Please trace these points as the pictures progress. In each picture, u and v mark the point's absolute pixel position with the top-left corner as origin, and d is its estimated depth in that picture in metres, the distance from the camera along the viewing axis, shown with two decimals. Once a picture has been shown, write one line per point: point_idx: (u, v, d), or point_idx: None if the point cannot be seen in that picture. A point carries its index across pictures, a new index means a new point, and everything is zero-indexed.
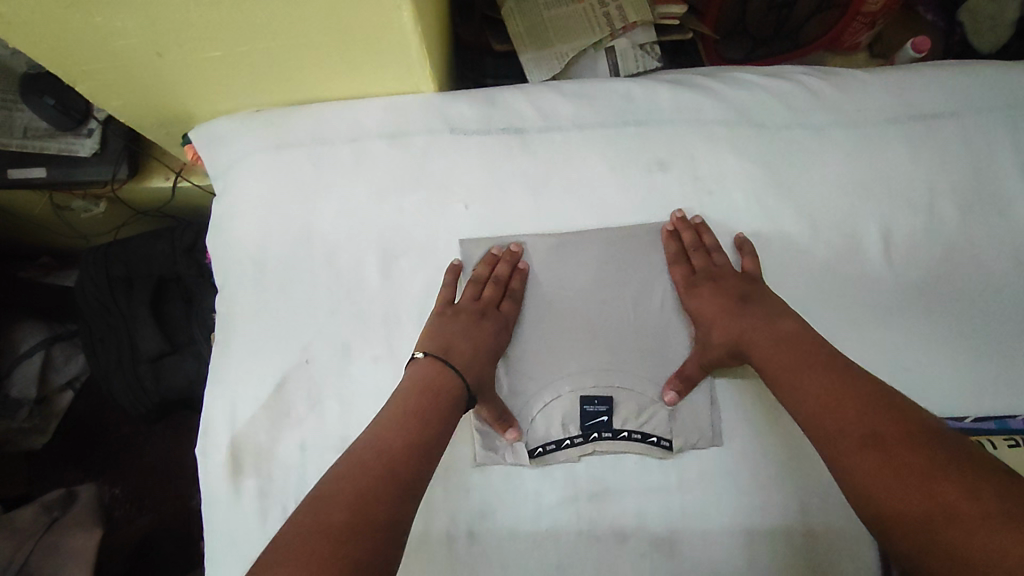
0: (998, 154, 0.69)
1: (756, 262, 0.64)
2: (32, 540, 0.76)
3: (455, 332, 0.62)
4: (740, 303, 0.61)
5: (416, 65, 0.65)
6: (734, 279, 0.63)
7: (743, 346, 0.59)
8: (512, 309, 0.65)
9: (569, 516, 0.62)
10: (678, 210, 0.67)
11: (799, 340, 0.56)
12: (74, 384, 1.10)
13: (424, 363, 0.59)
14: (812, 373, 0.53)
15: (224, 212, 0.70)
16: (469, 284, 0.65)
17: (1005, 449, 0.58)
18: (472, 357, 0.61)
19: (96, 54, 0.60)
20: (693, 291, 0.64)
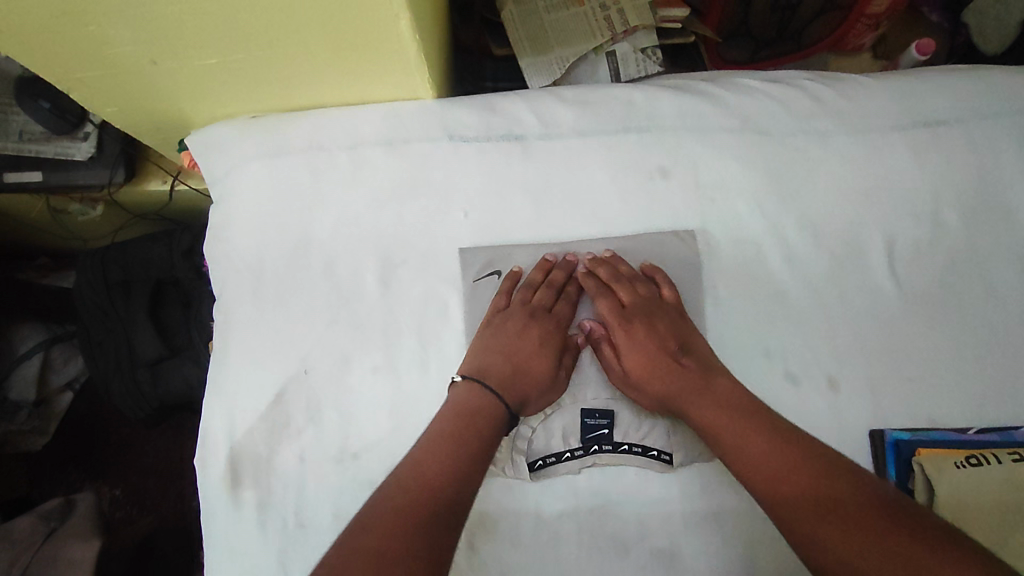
0: (1004, 161, 0.68)
1: (674, 291, 0.65)
2: (31, 550, 0.76)
3: (497, 346, 0.63)
4: (676, 357, 0.61)
5: (415, 72, 0.64)
6: (668, 322, 0.63)
7: (681, 402, 0.59)
8: (564, 313, 0.66)
9: (570, 529, 0.61)
10: (594, 248, 0.67)
11: (738, 400, 0.57)
12: (74, 384, 1.09)
13: (461, 387, 0.60)
14: (757, 434, 0.54)
15: (222, 221, 0.69)
16: (522, 289, 0.65)
17: (1009, 463, 0.57)
18: (514, 372, 0.61)
19: (91, 62, 0.59)
20: (628, 332, 0.63)
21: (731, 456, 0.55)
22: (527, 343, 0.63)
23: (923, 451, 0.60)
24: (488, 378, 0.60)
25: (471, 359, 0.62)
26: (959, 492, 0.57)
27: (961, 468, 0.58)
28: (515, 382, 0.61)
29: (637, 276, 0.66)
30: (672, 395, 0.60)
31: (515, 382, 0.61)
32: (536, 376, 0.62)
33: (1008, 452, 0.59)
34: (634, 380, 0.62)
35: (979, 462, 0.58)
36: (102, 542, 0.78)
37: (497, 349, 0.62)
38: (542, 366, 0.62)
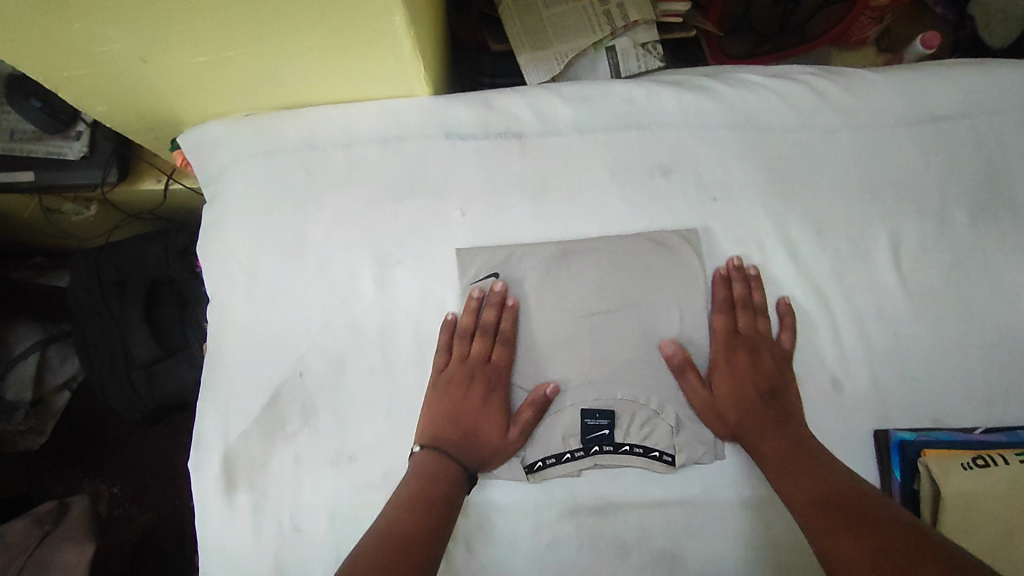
0: (1011, 156, 0.66)
1: (793, 338, 0.64)
2: (25, 554, 0.73)
3: (446, 411, 0.62)
4: (766, 396, 0.61)
5: (410, 68, 0.63)
6: (772, 362, 0.63)
7: (748, 433, 0.60)
8: (502, 361, 0.63)
9: (570, 531, 0.61)
10: (737, 257, 0.64)
11: (804, 441, 0.59)
12: (70, 384, 1.08)
13: (419, 456, 0.60)
14: (819, 470, 0.56)
15: (214, 222, 0.68)
16: (458, 339, 0.64)
17: (1016, 463, 0.57)
18: (464, 436, 0.61)
19: (79, 61, 0.57)
20: (732, 359, 0.63)
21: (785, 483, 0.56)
22: (473, 402, 0.62)
23: (930, 452, 0.59)
24: (442, 446, 0.60)
25: (422, 427, 0.61)
26: (968, 495, 0.57)
27: (968, 470, 0.57)
28: (468, 445, 0.61)
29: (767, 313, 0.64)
30: (745, 424, 0.61)
31: (468, 445, 0.61)
32: (488, 437, 0.61)
33: (1014, 452, 0.58)
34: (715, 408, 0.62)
35: (987, 464, 0.57)
36: (96, 546, 0.75)
37: (446, 412, 0.62)
38: (494, 424, 0.62)
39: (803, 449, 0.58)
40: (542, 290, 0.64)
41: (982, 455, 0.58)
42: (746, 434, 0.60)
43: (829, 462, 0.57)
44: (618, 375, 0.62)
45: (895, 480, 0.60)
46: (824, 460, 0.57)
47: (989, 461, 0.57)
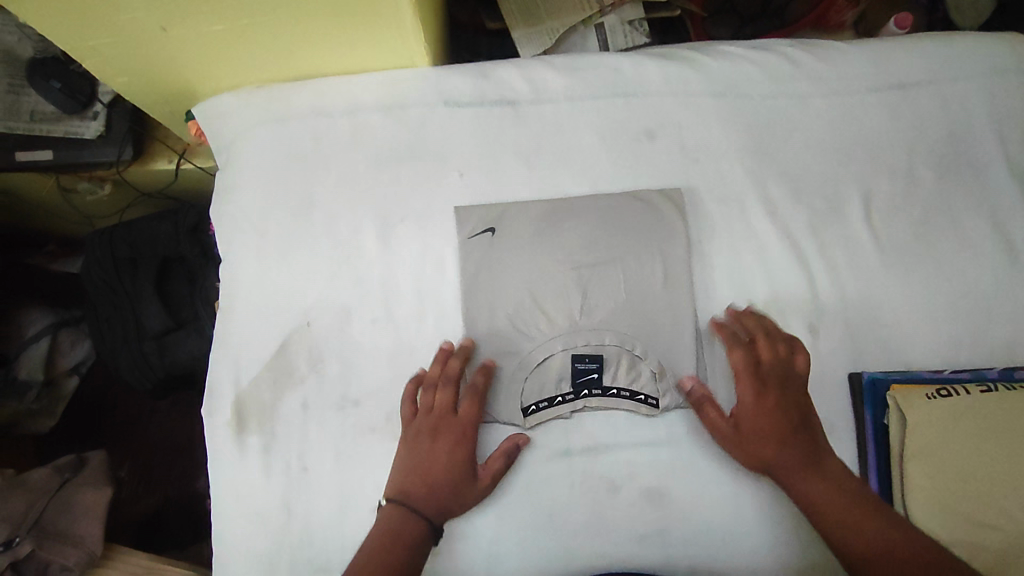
0: (974, 120, 0.71)
1: (808, 360, 0.64)
2: (46, 498, 0.74)
3: (412, 462, 0.63)
4: (795, 427, 0.61)
5: (412, 37, 0.67)
6: (795, 388, 0.63)
7: (783, 464, 0.60)
8: (471, 411, 0.64)
9: (562, 469, 0.65)
10: (746, 305, 0.67)
11: (844, 476, 0.60)
12: (80, 369, 1.12)
13: (387, 509, 0.61)
14: (868, 510, 0.57)
15: (227, 184, 0.72)
16: (425, 391, 0.65)
17: (977, 394, 0.61)
18: (430, 486, 0.62)
19: (103, 29, 0.61)
20: (758, 390, 0.63)
21: (834, 524, 0.57)
22: (439, 452, 0.63)
23: (898, 386, 0.63)
24: (409, 497, 0.61)
25: (395, 478, 0.63)
26: (931, 422, 0.61)
27: (931, 399, 0.62)
28: (436, 496, 0.62)
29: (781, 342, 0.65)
30: (779, 457, 0.61)
31: (435, 496, 0.62)
32: (451, 486, 0.62)
33: (975, 384, 0.62)
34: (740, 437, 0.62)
35: (950, 394, 0.61)
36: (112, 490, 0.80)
37: (413, 464, 0.63)
38: (461, 472, 0.63)
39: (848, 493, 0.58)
40: (537, 241, 0.68)
41: (946, 387, 0.62)
42: (782, 467, 0.60)
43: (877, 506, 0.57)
44: (608, 322, 0.67)
45: (867, 415, 0.64)
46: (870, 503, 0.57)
47: (952, 391, 0.61)
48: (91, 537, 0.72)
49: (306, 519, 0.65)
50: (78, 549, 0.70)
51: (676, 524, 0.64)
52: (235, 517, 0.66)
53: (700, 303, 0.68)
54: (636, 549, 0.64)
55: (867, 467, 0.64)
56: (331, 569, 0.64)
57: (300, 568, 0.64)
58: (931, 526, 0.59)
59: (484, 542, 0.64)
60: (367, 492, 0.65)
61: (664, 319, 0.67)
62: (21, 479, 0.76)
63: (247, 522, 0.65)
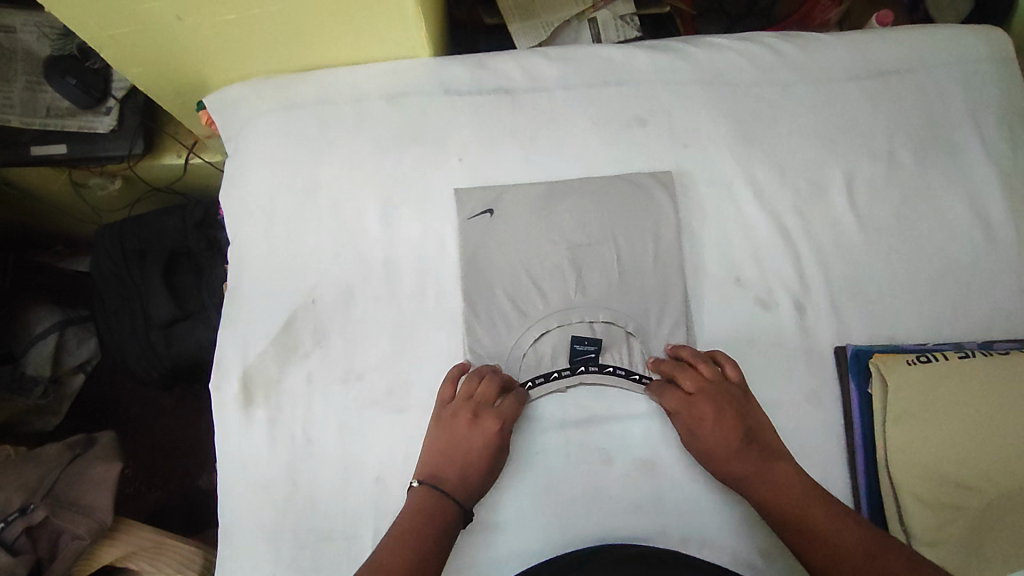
0: (951, 106, 0.74)
1: (740, 373, 0.65)
2: (58, 470, 0.79)
3: (447, 446, 0.64)
4: (743, 445, 0.62)
5: (413, 27, 0.70)
6: (734, 406, 0.63)
7: (741, 484, 0.62)
8: (511, 407, 0.65)
9: (559, 441, 0.67)
10: (671, 344, 0.69)
11: (805, 489, 0.59)
12: (85, 366, 1.14)
13: (417, 491, 0.62)
14: (826, 522, 0.56)
15: (236, 170, 0.75)
16: (467, 379, 0.66)
17: (955, 359, 0.64)
18: (462, 472, 0.63)
19: (121, 18, 0.65)
20: (695, 415, 0.64)
21: (801, 543, 0.57)
22: (475, 440, 0.64)
23: (880, 355, 0.66)
24: (441, 482, 0.62)
25: (427, 461, 0.64)
26: (913, 386, 0.64)
27: (913, 364, 0.65)
28: (465, 484, 0.63)
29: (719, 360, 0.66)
30: (736, 477, 0.62)
31: (466, 482, 0.63)
32: (481, 473, 0.63)
33: (954, 352, 0.65)
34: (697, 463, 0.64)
35: (929, 359, 0.65)
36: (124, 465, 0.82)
37: (446, 450, 0.64)
38: (490, 463, 0.64)
39: (809, 500, 0.58)
40: (532, 222, 0.71)
41: (926, 354, 0.65)
42: (741, 488, 0.62)
43: (839, 512, 0.57)
44: (602, 301, 0.70)
45: (853, 385, 0.67)
46: (833, 511, 0.57)
47: (932, 358, 0.65)
48: (101, 507, 0.76)
49: (310, 489, 0.67)
50: (89, 519, 0.74)
51: (670, 491, 0.66)
52: (242, 488, 0.67)
53: (691, 281, 0.70)
54: (631, 518, 0.65)
55: (852, 436, 0.67)
56: (334, 537, 0.65)
57: (304, 537, 0.65)
58: (908, 517, 0.62)
59: (484, 511, 0.65)
60: (369, 463, 0.67)
61: (658, 298, 0.70)
62: (34, 454, 0.80)
63: (252, 493, 0.67)
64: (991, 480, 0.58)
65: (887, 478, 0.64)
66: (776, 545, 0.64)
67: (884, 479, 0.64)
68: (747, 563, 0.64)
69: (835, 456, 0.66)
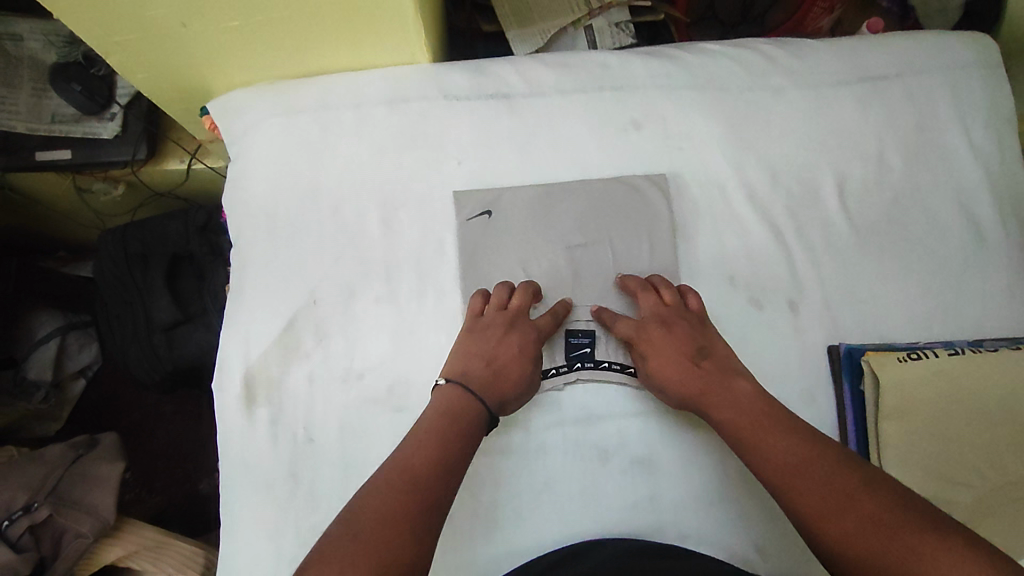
0: (939, 110, 0.76)
1: (699, 299, 0.68)
2: (61, 469, 0.80)
3: (477, 350, 0.65)
4: (693, 363, 0.64)
5: (413, 33, 0.72)
6: (687, 329, 0.66)
7: (696, 404, 0.63)
8: (547, 320, 0.68)
9: (557, 439, 0.68)
10: (620, 274, 0.72)
11: (757, 404, 0.59)
12: (86, 372, 1.16)
13: (444, 389, 0.62)
14: (775, 433, 0.56)
15: (239, 173, 0.77)
16: (500, 292, 0.69)
17: (946, 356, 0.65)
18: (492, 374, 0.64)
19: (127, 25, 0.66)
20: (646, 338, 0.66)
21: (748, 452, 0.57)
22: (508, 346, 0.66)
23: (871, 352, 0.67)
24: (469, 381, 0.63)
25: (455, 365, 0.65)
26: (902, 383, 0.65)
27: (903, 361, 0.65)
28: (494, 387, 0.63)
29: (666, 286, 0.69)
30: (690, 397, 0.63)
31: (494, 382, 0.64)
32: (512, 379, 0.65)
33: (945, 349, 0.66)
34: (656, 389, 0.66)
35: (920, 356, 0.65)
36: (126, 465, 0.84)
37: (478, 352, 0.65)
38: (519, 368, 0.65)
39: (761, 413, 0.58)
40: (529, 222, 0.73)
41: (916, 351, 0.66)
42: (696, 408, 0.63)
43: (794, 424, 0.57)
44: (597, 300, 0.71)
45: (845, 383, 0.68)
46: (789, 424, 0.57)
47: (924, 355, 0.65)
48: (104, 505, 0.77)
49: (311, 488, 0.67)
50: (91, 517, 0.75)
51: (666, 489, 0.66)
52: (244, 486, 0.68)
53: (686, 280, 0.72)
54: (628, 515, 0.66)
55: (845, 433, 0.67)
56: None
57: (305, 535, 0.66)
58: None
59: (482, 509, 0.66)
60: (369, 461, 0.68)
61: None
62: (38, 454, 0.82)
63: (254, 491, 0.68)
64: (976, 471, 0.62)
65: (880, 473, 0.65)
66: (773, 542, 0.65)
67: None
68: (742, 559, 0.65)
69: None
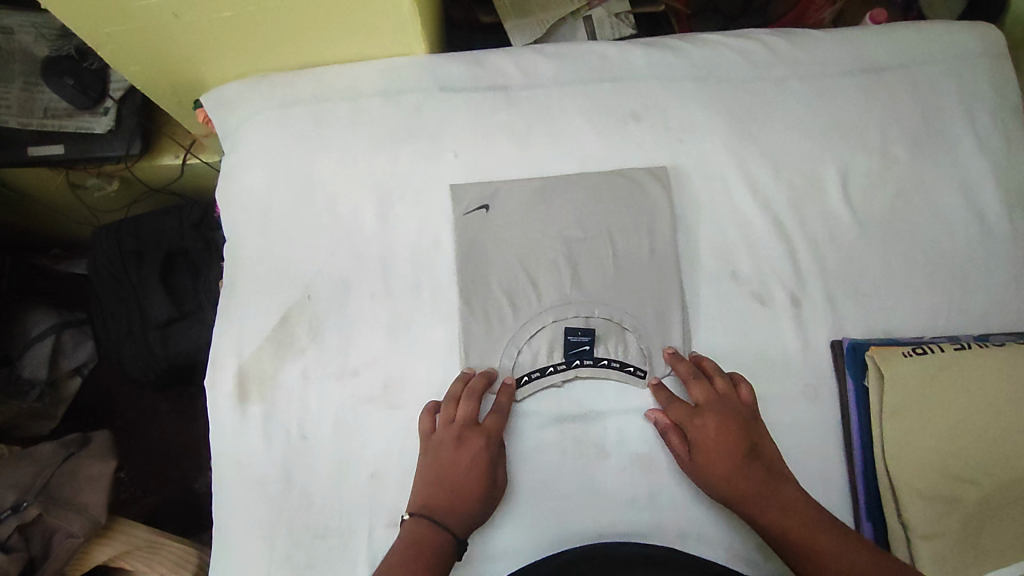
0: (944, 101, 0.75)
1: (751, 390, 0.65)
2: (52, 468, 0.79)
3: (435, 473, 0.63)
4: (750, 461, 0.61)
5: (409, 24, 0.70)
6: (741, 423, 0.63)
7: (744, 505, 0.60)
8: (495, 423, 0.65)
9: (555, 437, 0.66)
10: (669, 346, 0.68)
11: (812, 513, 0.58)
12: (82, 370, 1.14)
13: (409, 523, 0.61)
14: (836, 544, 0.56)
15: (233, 166, 0.75)
16: (446, 405, 0.65)
17: (951, 351, 0.64)
18: (453, 498, 0.62)
19: (118, 15, 0.65)
20: (700, 428, 0.62)
21: (806, 566, 0.56)
22: (460, 464, 0.62)
23: (875, 347, 0.66)
24: (431, 511, 0.61)
25: (416, 494, 0.63)
26: (908, 377, 0.63)
27: (908, 356, 0.64)
28: (456, 510, 0.61)
29: (718, 373, 0.66)
30: (739, 497, 0.60)
31: (456, 506, 0.61)
32: (473, 496, 0.62)
33: (950, 343, 0.65)
34: (699, 479, 0.62)
35: (925, 352, 0.64)
36: (118, 464, 0.83)
37: (434, 477, 0.63)
38: (479, 482, 0.62)
39: (815, 522, 0.58)
40: (526, 217, 0.71)
41: (922, 346, 0.65)
42: (741, 508, 0.60)
43: (847, 533, 0.57)
44: (595, 296, 0.69)
45: (849, 378, 0.66)
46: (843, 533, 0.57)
47: (928, 349, 0.65)
48: (95, 505, 0.76)
49: (305, 486, 0.66)
50: (82, 516, 0.74)
51: (667, 488, 0.65)
52: (236, 484, 0.67)
53: (686, 274, 0.70)
54: (627, 514, 0.65)
55: (849, 429, 0.66)
56: (329, 535, 0.65)
57: (299, 534, 0.65)
58: (905, 507, 0.62)
59: None
60: (365, 459, 0.67)
61: (656, 291, 0.69)
62: (29, 451, 0.81)
63: (246, 490, 0.67)
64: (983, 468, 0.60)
65: (883, 466, 0.64)
66: None
67: (881, 474, 0.64)
68: (744, 559, 0.64)
69: (833, 452, 0.66)
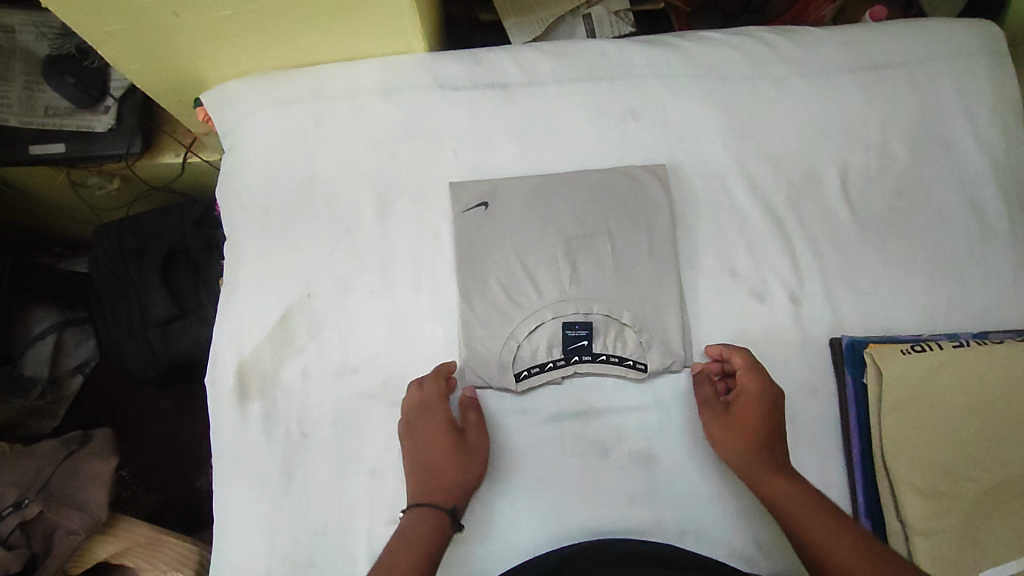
0: (943, 99, 0.75)
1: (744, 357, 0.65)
2: (52, 465, 0.79)
3: (405, 462, 0.64)
4: (772, 434, 0.62)
5: (408, 22, 0.71)
6: (773, 402, 0.63)
7: (759, 476, 0.60)
8: (437, 396, 0.65)
9: (554, 435, 0.67)
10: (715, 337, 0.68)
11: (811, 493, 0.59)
12: (84, 368, 1.15)
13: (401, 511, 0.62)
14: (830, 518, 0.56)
15: (233, 164, 0.76)
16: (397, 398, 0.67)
17: (950, 347, 0.64)
18: (429, 476, 0.62)
19: (117, 13, 0.65)
20: (742, 400, 0.64)
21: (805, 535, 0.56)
22: (419, 446, 0.63)
23: (874, 345, 0.66)
24: (415, 494, 0.62)
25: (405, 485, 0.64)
26: (908, 374, 0.64)
27: (907, 353, 0.65)
28: (436, 486, 0.62)
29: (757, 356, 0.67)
30: (757, 469, 0.61)
31: (434, 483, 0.62)
32: (446, 468, 0.62)
33: (949, 341, 0.66)
34: (726, 446, 0.63)
35: (924, 348, 0.65)
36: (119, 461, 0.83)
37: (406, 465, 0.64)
38: (446, 454, 0.63)
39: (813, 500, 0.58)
40: (526, 213, 0.71)
41: (921, 343, 0.65)
42: (757, 478, 0.60)
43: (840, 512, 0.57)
44: (595, 292, 0.69)
45: (847, 375, 0.66)
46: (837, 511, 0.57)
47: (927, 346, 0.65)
48: (96, 502, 0.76)
49: (305, 483, 0.66)
50: (83, 513, 0.74)
51: (665, 485, 0.65)
52: (236, 481, 0.67)
53: (685, 271, 0.70)
54: (626, 511, 0.65)
55: (847, 426, 0.66)
56: (329, 532, 0.65)
57: (299, 531, 0.65)
58: (903, 503, 0.62)
59: (478, 505, 0.65)
60: (364, 457, 0.67)
61: (656, 288, 0.69)
62: (31, 449, 0.81)
63: (247, 487, 0.67)
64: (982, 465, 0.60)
65: (881, 463, 0.64)
66: (773, 538, 0.64)
67: (880, 471, 0.64)
68: (743, 556, 0.64)
69: (832, 450, 0.66)
